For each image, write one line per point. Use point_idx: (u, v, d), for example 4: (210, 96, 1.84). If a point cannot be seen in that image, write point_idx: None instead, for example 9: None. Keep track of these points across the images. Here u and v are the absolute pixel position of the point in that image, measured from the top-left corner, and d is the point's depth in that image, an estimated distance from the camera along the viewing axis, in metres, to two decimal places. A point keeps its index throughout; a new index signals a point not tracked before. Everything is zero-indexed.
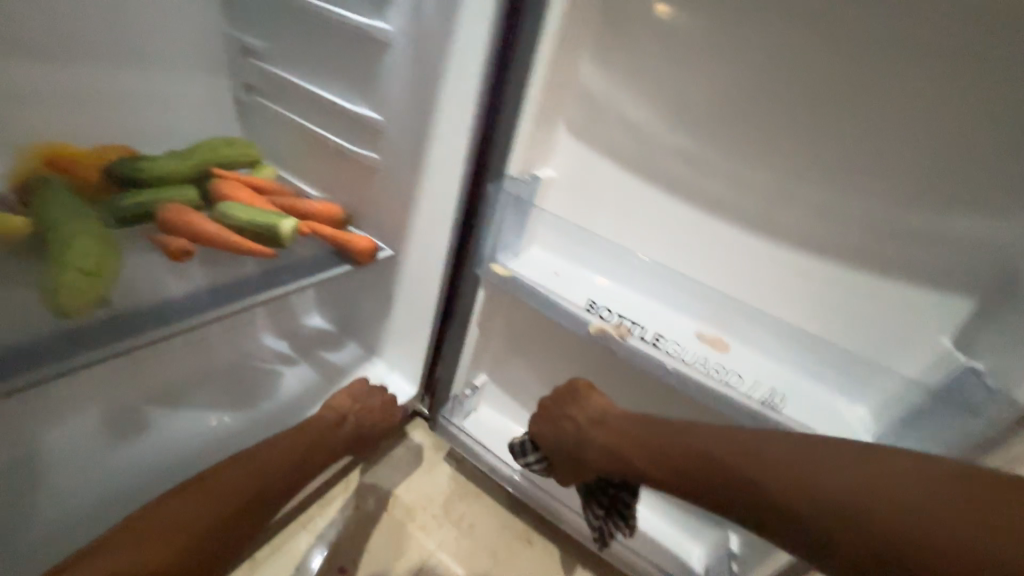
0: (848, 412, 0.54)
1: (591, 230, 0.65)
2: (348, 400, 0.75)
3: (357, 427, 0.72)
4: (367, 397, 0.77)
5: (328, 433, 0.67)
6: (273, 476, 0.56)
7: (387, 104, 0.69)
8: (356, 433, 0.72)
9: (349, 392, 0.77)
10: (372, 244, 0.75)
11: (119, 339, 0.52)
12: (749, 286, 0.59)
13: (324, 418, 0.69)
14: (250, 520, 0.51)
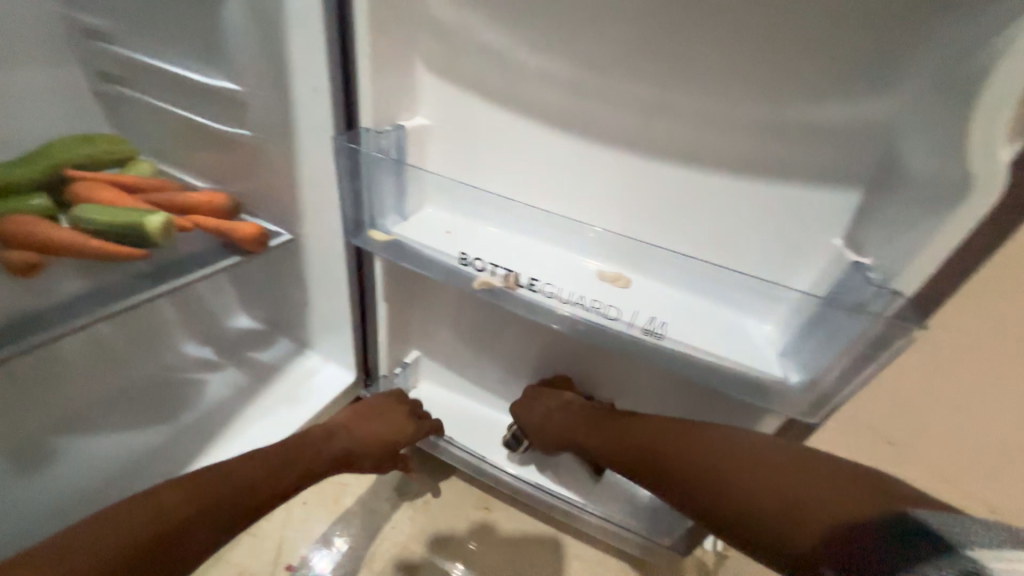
0: (754, 330, 0.51)
1: (474, 175, 0.58)
2: (355, 415, 0.73)
3: (355, 439, 0.68)
4: (375, 409, 0.75)
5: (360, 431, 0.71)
6: (262, 478, 0.54)
7: (240, 68, 0.62)
8: (353, 444, 0.67)
9: (354, 406, 0.74)
10: (259, 228, 0.68)
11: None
12: (641, 212, 0.52)
13: (319, 431, 0.67)
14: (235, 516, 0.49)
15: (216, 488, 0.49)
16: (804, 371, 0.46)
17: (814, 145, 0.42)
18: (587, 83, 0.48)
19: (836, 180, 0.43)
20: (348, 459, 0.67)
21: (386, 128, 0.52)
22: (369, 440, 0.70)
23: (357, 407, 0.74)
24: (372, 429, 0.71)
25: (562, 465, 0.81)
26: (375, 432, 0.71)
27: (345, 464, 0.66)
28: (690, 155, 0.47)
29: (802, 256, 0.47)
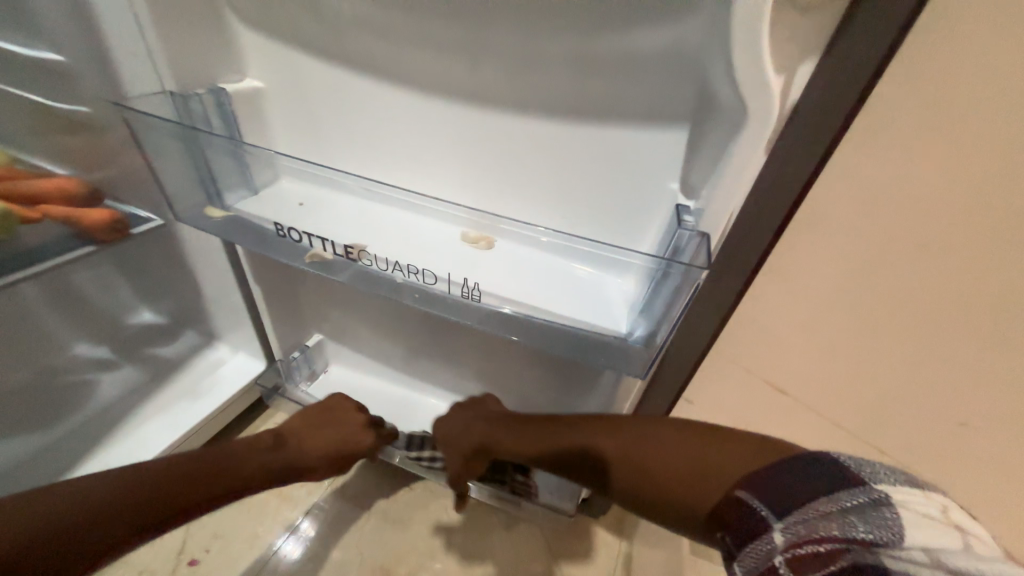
0: (613, 288, 0.48)
1: (316, 141, 0.53)
2: (311, 420, 0.60)
3: (303, 450, 0.55)
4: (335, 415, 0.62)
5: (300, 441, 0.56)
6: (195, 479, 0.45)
7: (57, 37, 0.55)
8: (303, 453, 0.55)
9: (316, 408, 0.62)
10: (111, 213, 0.65)
11: None
12: (485, 168, 0.48)
13: (264, 438, 0.54)
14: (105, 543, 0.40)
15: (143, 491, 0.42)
16: (644, 327, 0.43)
17: (631, 83, 0.39)
18: (402, 28, 0.43)
19: (663, 118, 0.40)
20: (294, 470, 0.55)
21: (197, 91, 0.48)
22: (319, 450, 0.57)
23: (305, 415, 0.60)
24: (330, 436, 0.59)
25: None
26: (333, 440, 0.59)
27: (295, 476, 0.55)
28: (522, 101, 0.43)
29: (645, 205, 0.44)
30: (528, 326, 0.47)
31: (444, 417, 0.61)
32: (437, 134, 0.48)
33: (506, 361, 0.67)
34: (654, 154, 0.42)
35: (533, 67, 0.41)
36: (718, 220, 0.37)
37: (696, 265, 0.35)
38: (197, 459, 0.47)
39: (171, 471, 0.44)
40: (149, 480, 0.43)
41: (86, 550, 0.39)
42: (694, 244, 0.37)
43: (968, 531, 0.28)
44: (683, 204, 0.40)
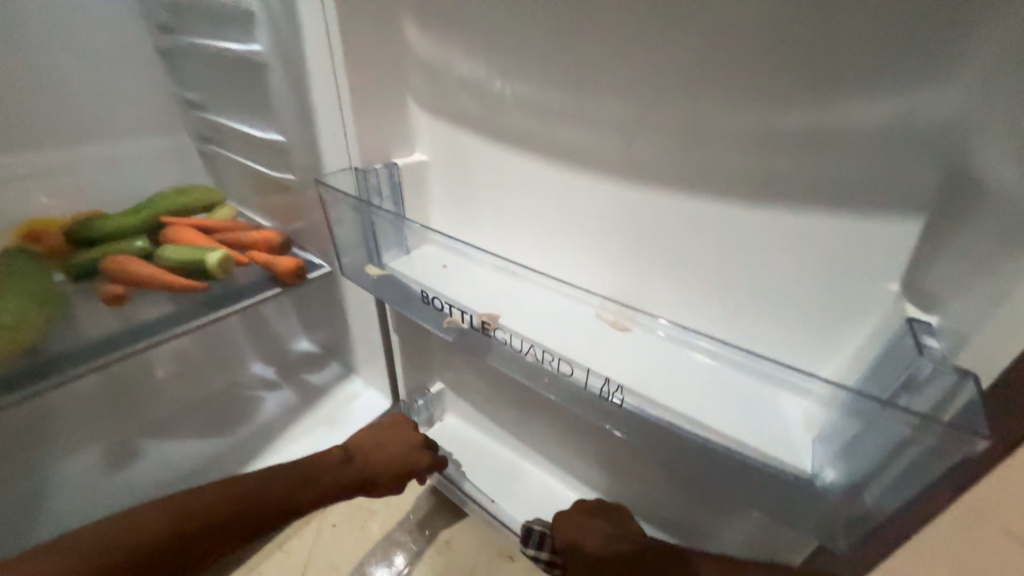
0: (788, 404, 0.39)
1: (468, 212, 0.56)
2: (375, 437, 0.60)
3: (374, 466, 0.56)
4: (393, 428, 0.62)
5: (370, 457, 0.57)
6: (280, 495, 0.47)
7: (282, 124, 0.70)
8: (374, 471, 0.56)
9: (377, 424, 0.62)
10: (295, 260, 0.77)
11: (100, 357, 0.64)
12: (637, 248, 0.45)
13: (335, 452, 0.55)
14: (211, 551, 0.42)
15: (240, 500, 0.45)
16: (841, 470, 0.34)
17: (837, 159, 0.33)
18: (562, 107, 0.44)
19: (882, 201, 0.32)
20: (362, 487, 0.55)
21: (376, 166, 0.53)
22: (388, 470, 0.57)
23: (375, 428, 0.62)
24: (391, 455, 0.59)
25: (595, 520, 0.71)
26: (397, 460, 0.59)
27: (358, 492, 0.55)
28: (690, 177, 0.39)
29: (844, 306, 0.36)
30: (671, 438, 0.39)
31: (574, 520, 0.54)
32: (585, 208, 0.47)
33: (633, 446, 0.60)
34: (863, 246, 0.34)
35: (708, 142, 0.37)
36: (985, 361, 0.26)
37: (974, 430, 0.24)
38: (281, 472, 0.49)
39: (261, 485, 0.47)
40: (241, 493, 0.45)
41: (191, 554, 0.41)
42: (947, 385, 0.27)
43: None
44: (919, 321, 0.30)
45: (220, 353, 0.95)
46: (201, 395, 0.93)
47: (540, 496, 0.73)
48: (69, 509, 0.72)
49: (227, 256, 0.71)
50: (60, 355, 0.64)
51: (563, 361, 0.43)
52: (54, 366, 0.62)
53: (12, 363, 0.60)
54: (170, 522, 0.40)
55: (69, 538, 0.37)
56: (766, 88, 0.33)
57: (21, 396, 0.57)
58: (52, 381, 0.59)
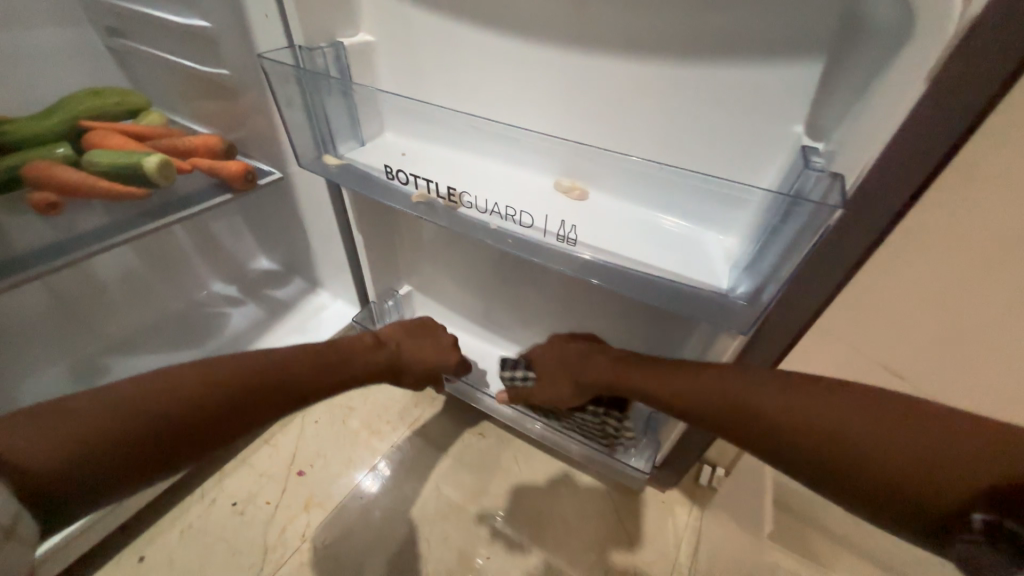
0: (712, 243, 0.45)
1: (424, 95, 0.55)
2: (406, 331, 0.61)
3: (404, 356, 0.57)
4: (425, 330, 0.62)
5: (392, 344, 0.57)
6: (310, 372, 0.47)
7: (204, 6, 0.63)
8: (401, 358, 0.57)
9: (405, 324, 0.62)
10: (243, 164, 0.74)
11: (47, 263, 0.62)
12: (586, 115, 0.47)
13: (365, 338, 0.56)
14: (254, 421, 0.42)
15: (275, 375, 0.44)
16: (750, 282, 0.40)
17: (759, 12, 0.36)
18: None
19: (797, 51, 0.36)
20: (389, 373, 0.57)
21: (321, 45, 0.52)
22: (418, 360, 0.59)
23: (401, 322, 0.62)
24: (423, 348, 0.60)
25: None
26: (428, 352, 0.60)
27: (387, 376, 0.57)
28: (632, 42, 0.42)
29: (759, 151, 0.41)
30: (616, 275, 0.46)
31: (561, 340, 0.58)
32: (537, 80, 0.48)
33: (586, 318, 0.68)
34: (773, 92, 0.38)
35: (649, 1, 0.39)
36: (858, 158, 0.33)
37: (834, 206, 0.32)
38: (312, 351, 0.49)
39: (295, 359, 0.46)
40: (276, 367, 0.44)
41: (239, 421, 0.41)
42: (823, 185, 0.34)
43: None
44: (810, 147, 0.36)
45: (175, 273, 0.93)
46: (162, 314, 0.92)
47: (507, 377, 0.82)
48: None
49: (167, 160, 0.67)
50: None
51: (526, 215, 0.49)
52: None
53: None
54: (216, 390, 0.40)
55: (118, 387, 0.37)
56: None
57: None
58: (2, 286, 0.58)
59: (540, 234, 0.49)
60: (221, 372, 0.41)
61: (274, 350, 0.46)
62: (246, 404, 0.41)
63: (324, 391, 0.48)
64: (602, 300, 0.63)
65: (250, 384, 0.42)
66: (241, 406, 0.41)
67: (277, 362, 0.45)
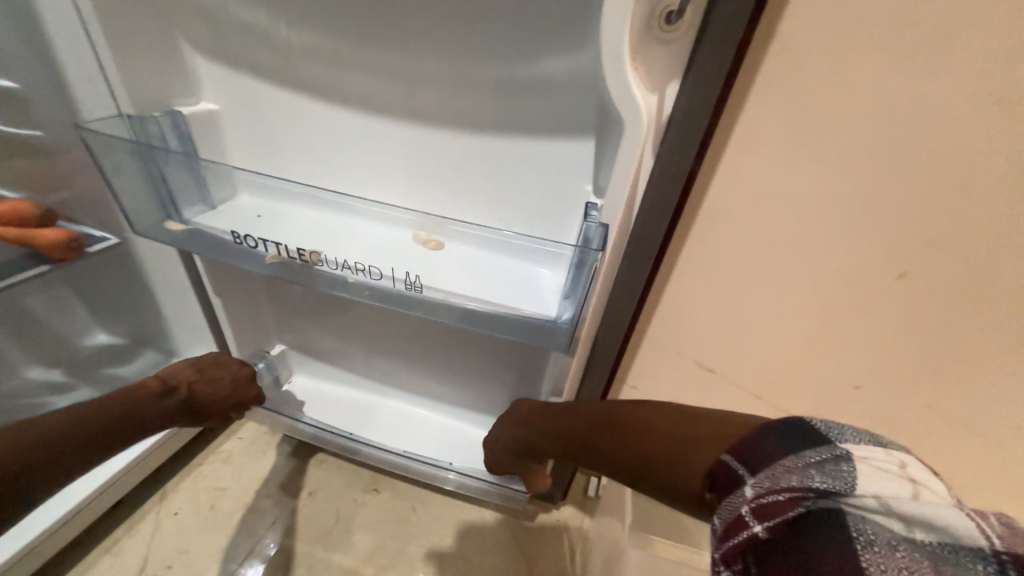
0: (544, 278, 0.54)
1: (277, 161, 0.58)
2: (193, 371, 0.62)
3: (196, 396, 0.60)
4: (217, 363, 0.66)
5: (183, 385, 0.59)
6: (97, 429, 0.47)
7: (8, 68, 0.58)
8: (196, 400, 0.60)
9: (195, 360, 0.64)
10: (65, 232, 0.66)
11: None
12: (429, 178, 0.54)
13: (152, 385, 0.56)
14: (40, 487, 0.41)
15: (56, 439, 0.43)
16: (569, 310, 0.49)
17: (542, 101, 0.46)
18: (342, 57, 0.49)
19: (575, 129, 0.46)
20: (187, 413, 0.59)
21: (153, 113, 0.52)
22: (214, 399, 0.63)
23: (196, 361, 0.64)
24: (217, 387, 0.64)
25: (450, 432, 0.82)
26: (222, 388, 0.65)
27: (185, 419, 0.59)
28: (456, 120, 0.50)
29: (565, 203, 0.51)
30: (468, 315, 0.52)
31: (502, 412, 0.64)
32: (382, 147, 0.54)
33: (461, 355, 0.73)
34: (565, 159, 0.48)
35: (464, 89, 0.47)
36: (617, 211, 0.43)
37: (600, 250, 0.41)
38: (92, 408, 0.48)
39: (75, 421, 0.46)
40: (55, 430, 0.43)
41: (24, 491, 0.40)
42: (600, 232, 0.44)
43: (922, 486, 0.25)
44: (592, 202, 0.46)
45: None
46: None
47: (394, 425, 0.82)
48: None
49: None
50: None
51: (378, 268, 0.53)
52: None
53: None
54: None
55: None
56: (494, 45, 0.44)
57: None
58: None
59: (395, 285, 0.53)
60: None
61: (53, 413, 0.45)
62: (25, 475, 0.40)
63: (114, 444, 0.49)
64: (472, 336, 0.69)
65: (54, 440, 0.43)
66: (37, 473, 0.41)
67: (54, 425, 0.44)
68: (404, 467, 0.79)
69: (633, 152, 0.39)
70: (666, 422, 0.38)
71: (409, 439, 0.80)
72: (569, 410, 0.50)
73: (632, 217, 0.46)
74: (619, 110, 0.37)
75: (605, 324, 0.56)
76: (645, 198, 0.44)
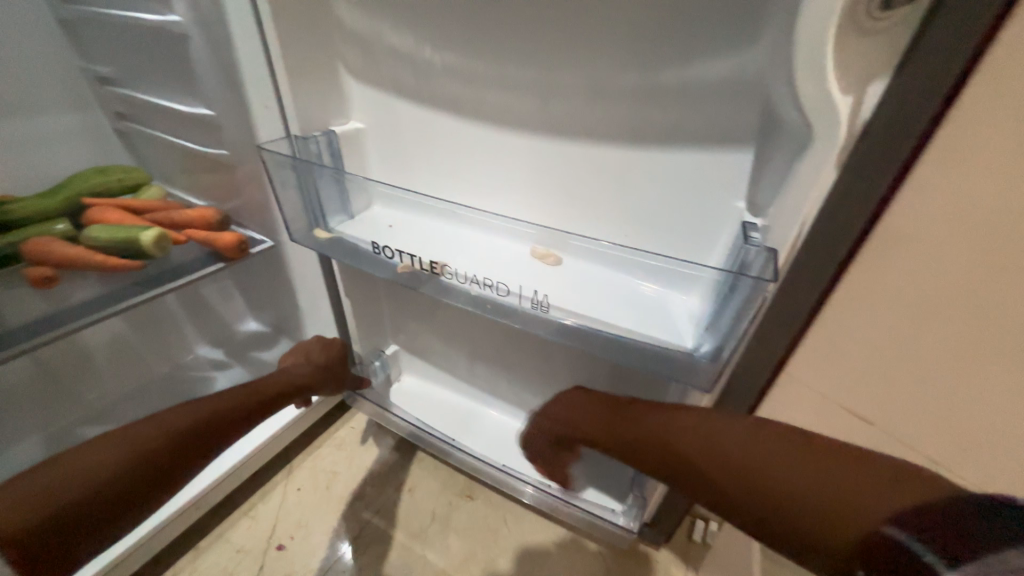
0: (676, 302, 0.50)
1: (410, 175, 0.61)
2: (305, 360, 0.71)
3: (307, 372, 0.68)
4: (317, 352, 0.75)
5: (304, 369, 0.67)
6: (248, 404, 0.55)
7: (208, 97, 0.69)
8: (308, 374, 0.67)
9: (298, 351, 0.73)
10: (236, 235, 0.77)
11: (37, 335, 0.61)
12: (554, 192, 0.53)
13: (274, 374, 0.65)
14: (208, 450, 0.49)
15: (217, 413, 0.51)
16: (709, 343, 0.44)
17: (692, 108, 0.42)
18: (481, 72, 0.49)
19: (732, 139, 0.41)
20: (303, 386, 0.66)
21: (314, 134, 0.57)
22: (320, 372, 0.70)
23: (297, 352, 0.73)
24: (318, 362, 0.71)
25: None
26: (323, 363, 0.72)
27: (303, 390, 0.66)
28: (590, 131, 0.48)
29: (709, 221, 0.46)
30: (591, 338, 0.49)
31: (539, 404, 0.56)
32: (510, 161, 0.53)
33: (569, 373, 0.69)
34: (714, 173, 0.43)
35: (603, 100, 0.45)
36: (787, 235, 0.37)
37: (767, 282, 0.36)
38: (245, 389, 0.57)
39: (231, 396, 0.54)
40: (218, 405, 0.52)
41: (198, 452, 0.48)
42: (762, 260, 0.38)
43: None
44: (749, 223, 0.40)
45: (160, 336, 0.94)
46: (144, 379, 0.93)
47: (494, 435, 0.82)
48: None
49: (164, 233, 0.70)
50: None
51: (503, 284, 0.52)
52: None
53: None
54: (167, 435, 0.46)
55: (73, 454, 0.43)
56: (644, 51, 0.41)
57: None
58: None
59: (518, 301, 0.52)
60: (167, 419, 0.47)
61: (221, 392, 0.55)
62: (197, 438, 0.48)
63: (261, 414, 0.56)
64: (582, 356, 0.66)
65: (215, 413, 0.51)
66: (146, 468, 0.44)
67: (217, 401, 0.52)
68: (502, 480, 0.79)
69: (816, 170, 0.34)
70: (812, 459, 0.33)
71: (508, 452, 0.79)
72: (632, 413, 0.44)
73: (800, 240, 0.39)
74: (806, 116, 0.31)
75: (744, 358, 0.49)
76: (819, 219, 0.37)
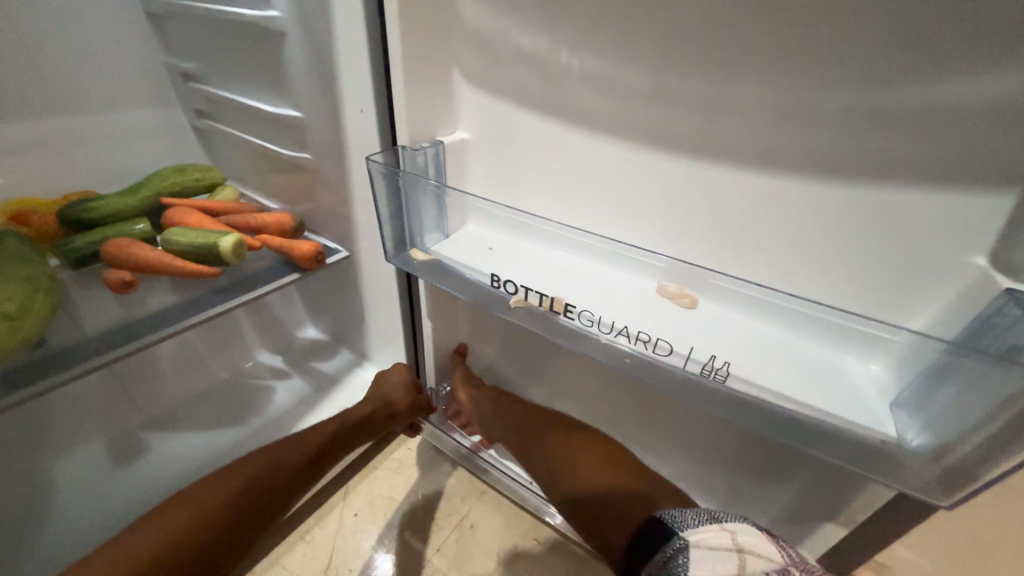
0: (857, 372, 0.41)
1: (519, 194, 0.54)
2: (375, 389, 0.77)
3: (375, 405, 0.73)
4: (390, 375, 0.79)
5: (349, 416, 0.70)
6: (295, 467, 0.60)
7: (298, 98, 0.65)
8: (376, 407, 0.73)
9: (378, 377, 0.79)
10: (313, 244, 0.72)
11: (114, 348, 0.58)
12: (702, 225, 0.45)
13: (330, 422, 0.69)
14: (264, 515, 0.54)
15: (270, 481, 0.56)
16: (929, 434, 0.35)
17: (927, 134, 0.33)
18: (630, 82, 0.43)
19: (977, 177, 0.33)
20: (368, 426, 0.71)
21: (422, 145, 0.51)
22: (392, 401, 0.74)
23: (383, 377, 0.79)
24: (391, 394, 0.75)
25: None
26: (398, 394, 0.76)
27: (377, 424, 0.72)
28: (767, 155, 0.39)
29: (919, 277, 0.37)
30: (764, 414, 0.40)
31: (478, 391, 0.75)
32: (647, 185, 0.46)
33: (677, 427, 0.60)
34: (942, 219, 0.35)
35: (795, 117, 0.37)
36: None
37: None
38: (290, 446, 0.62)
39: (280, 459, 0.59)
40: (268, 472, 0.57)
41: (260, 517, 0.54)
42: None
43: (748, 553, 0.34)
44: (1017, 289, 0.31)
45: (223, 341, 0.91)
46: (206, 385, 0.90)
47: None
48: (75, 509, 0.68)
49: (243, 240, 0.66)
50: (67, 350, 0.57)
51: (661, 342, 0.44)
52: (66, 359, 0.56)
53: (14, 356, 0.54)
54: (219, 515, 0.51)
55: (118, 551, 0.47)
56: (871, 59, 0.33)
57: (32, 392, 0.51)
58: (60, 378, 0.53)
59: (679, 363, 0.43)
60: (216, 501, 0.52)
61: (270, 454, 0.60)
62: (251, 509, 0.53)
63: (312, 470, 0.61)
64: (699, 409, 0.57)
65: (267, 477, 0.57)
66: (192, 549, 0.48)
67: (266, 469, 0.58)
68: None
69: None
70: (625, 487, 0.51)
71: None
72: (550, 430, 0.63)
73: None
74: None
75: None
76: None
